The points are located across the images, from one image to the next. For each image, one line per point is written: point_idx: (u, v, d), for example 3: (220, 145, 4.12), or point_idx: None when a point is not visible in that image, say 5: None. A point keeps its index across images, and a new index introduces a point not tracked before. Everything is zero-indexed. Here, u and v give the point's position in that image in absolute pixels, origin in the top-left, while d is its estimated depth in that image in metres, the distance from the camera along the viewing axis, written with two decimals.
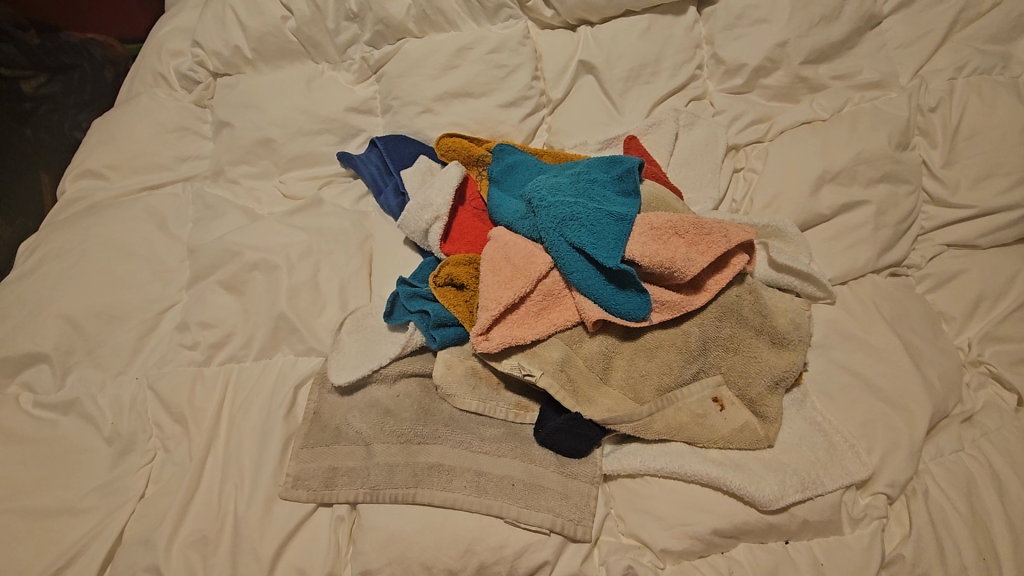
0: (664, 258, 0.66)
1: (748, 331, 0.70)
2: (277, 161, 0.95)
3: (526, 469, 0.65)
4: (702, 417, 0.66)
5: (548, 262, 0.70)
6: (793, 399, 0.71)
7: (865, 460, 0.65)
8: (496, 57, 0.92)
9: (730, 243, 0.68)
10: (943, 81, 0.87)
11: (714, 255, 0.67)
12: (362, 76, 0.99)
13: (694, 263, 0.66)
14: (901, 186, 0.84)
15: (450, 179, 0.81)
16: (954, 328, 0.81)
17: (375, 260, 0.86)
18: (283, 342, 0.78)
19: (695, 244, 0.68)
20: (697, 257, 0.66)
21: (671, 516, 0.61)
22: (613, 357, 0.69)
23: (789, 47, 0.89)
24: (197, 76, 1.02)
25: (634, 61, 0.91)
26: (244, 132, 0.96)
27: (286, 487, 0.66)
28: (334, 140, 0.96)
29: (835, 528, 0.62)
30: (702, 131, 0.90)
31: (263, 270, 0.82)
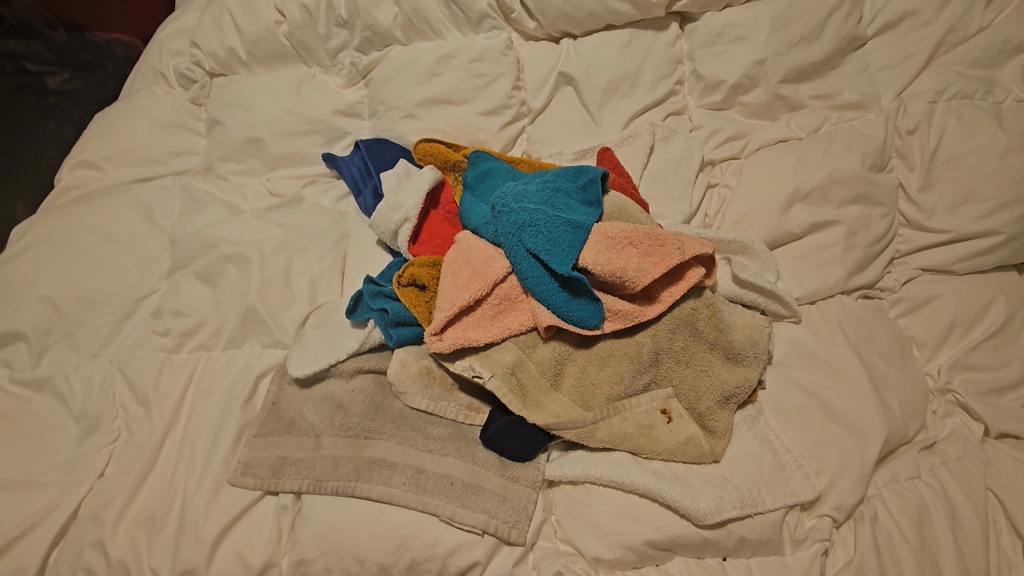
0: (615, 268, 0.66)
1: (702, 345, 0.70)
2: (264, 159, 0.99)
3: (468, 469, 0.66)
4: (647, 428, 0.66)
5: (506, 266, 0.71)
6: (747, 416, 0.71)
7: (813, 482, 0.64)
8: (478, 66, 0.94)
9: (685, 256, 0.68)
10: (923, 105, 0.86)
11: (667, 266, 0.67)
12: (351, 80, 1.02)
13: (645, 274, 0.66)
14: (874, 208, 0.83)
15: (422, 182, 0.83)
16: (925, 354, 0.79)
17: (348, 258, 0.88)
18: (251, 333, 0.80)
19: (649, 256, 0.68)
20: (650, 268, 0.67)
21: (606, 525, 0.61)
22: (565, 364, 0.69)
23: (767, 65, 0.89)
24: (194, 75, 1.06)
25: (613, 74, 0.92)
26: (234, 130, 0.99)
27: (234, 473, 0.68)
28: (320, 141, 0.99)
29: (775, 547, 0.62)
30: (678, 145, 0.90)
31: (237, 263, 0.84)
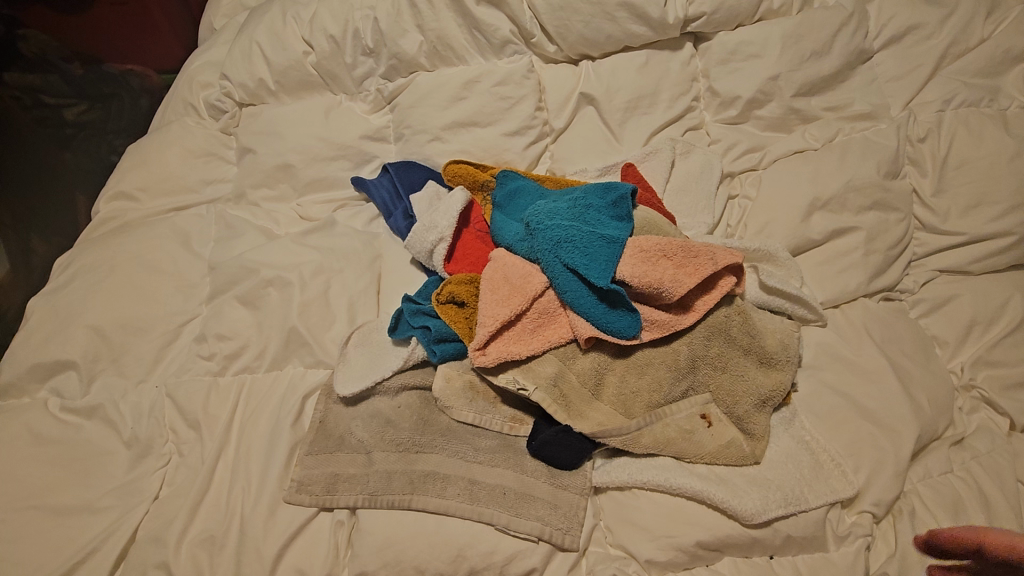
0: (652, 280, 0.69)
1: (737, 351, 0.72)
2: (295, 184, 1.02)
3: (518, 479, 0.68)
4: (689, 433, 0.68)
5: (544, 281, 0.73)
6: (782, 418, 0.73)
7: (851, 479, 0.67)
8: (502, 90, 0.98)
9: (717, 266, 0.71)
10: (932, 113, 0.90)
11: (701, 276, 0.70)
12: (377, 106, 1.05)
13: (681, 284, 0.69)
14: (890, 213, 0.86)
15: (455, 203, 0.85)
16: (947, 352, 0.82)
17: (383, 278, 0.90)
18: (294, 354, 0.83)
19: (683, 267, 0.71)
20: (684, 278, 0.70)
21: (657, 528, 0.63)
22: (605, 374, 0.72)
23: (780, 81, 0.94)
24: (224, 106, 1.09)
25: (633, 93, 0.96)
26: (265, 158, 1.02)
27: (290, 491, 0.70)
28: (349, 165, 1.03)
29: (820, 544, 0.64)
30: (698, 159, 0.94)
31: (278, 286, 0.87)
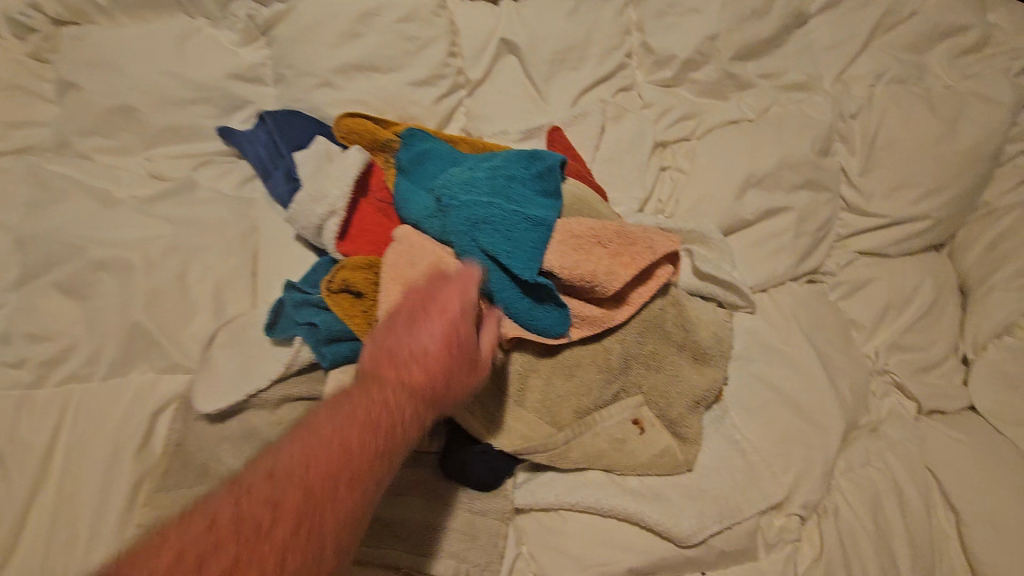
0: (583, 273, 0.60)
1: (671, 347, 0.66)
2: (141, 133, 0.80)
3: (426, 510, 0.57)
4: (621, 443, 0.62)
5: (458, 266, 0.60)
6: (713, 416, 0.68)
7: (780, 481, 0.64)
8: (407, 27, 0.82)
9: (655, 255, 0.63)
10: (864, 89, 0.87)
11: (638, 268, 0.62)
12: (250, 37, 0.85)
13: (617, 278, 0.60)
14: (821, 192, 0.83)
15: (350, 168, 0.70)
16: (863, 335, 0.81)
17: (260, 257, 0.74)
18: (141, 358, 0.65)
19: (618, 256, 0.62)
20: (620, 270, 0.61)
21: (585, 555, 0.56)
22: (529, 377, 0.62)
23: (718, 41, 0.86)
24: (32, 22, 0.82)
25: (560, 44, 0.85)
26: (97, 96, 0.79)
27: (133, 542, 0.55)
28: (213, 112, 0.82)
29: (750, 554, 0.60)
30: (630, 124, 0.84)
31: (115, 270, 0.68)
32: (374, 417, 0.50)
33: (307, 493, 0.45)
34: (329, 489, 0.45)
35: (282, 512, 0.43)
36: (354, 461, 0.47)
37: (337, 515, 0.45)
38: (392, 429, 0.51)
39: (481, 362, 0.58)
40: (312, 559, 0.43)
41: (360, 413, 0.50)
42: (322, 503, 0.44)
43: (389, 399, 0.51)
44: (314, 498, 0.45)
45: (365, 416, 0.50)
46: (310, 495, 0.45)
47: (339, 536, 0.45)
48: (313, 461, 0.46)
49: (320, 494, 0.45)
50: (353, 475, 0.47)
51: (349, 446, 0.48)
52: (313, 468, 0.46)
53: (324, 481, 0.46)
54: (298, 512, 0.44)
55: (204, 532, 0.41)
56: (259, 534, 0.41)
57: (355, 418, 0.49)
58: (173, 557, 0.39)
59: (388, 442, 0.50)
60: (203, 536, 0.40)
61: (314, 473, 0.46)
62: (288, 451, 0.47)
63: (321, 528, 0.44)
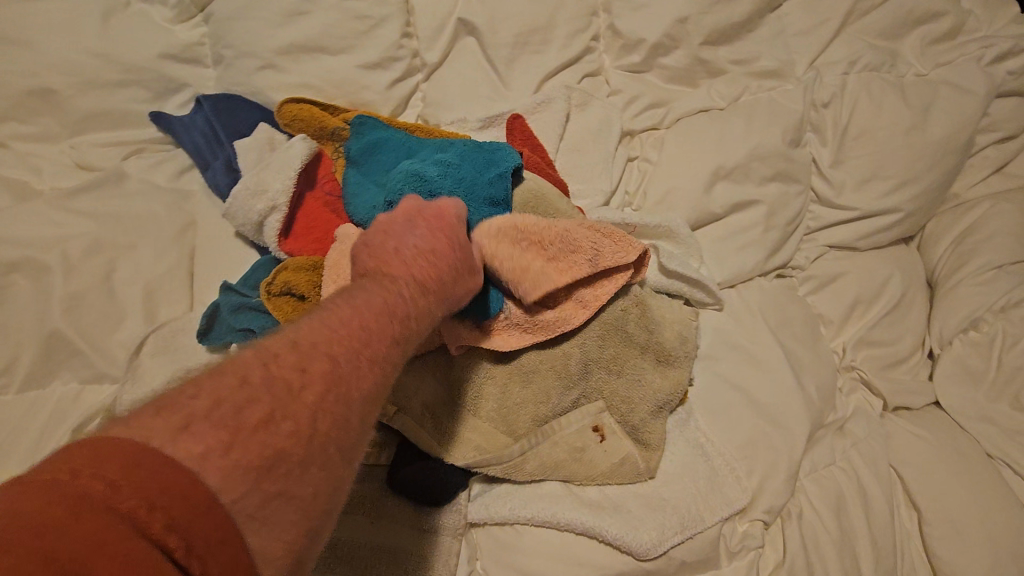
0: (512, 268, 0.54)
1: (633, 350, 0.63)
2: (63, 119, 0.73)
3: (375, 528, 0.56)
4: (579, 452, 0.59)
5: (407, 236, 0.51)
6: (677, 420, 0.65)
7: (744, 485, 0.62)
8: (356, 5, 0.77)
9: (596, 267, 0.58)
10: (837, 76, 0.84)
11: (572, 278, 0.57)
12: (185, 12, 0.78)
13: (544, 285, 0.55)
14: (791, 185, 0.80)
15: (293, 158, 0.65)
16: (830, 331, 0.80)
17: (197, 256, 0.68)
18: (64, 368, 0.60)
19: (555, 261, 0.57)
20: (552, 277, 0.56)
21: (540, 572, 0.54)
22: (482, 385, 0.58)
23: (689, 24, 0.82)
24: None
25: (522, 25, 0.80)
26: (9, 78, 0.72)
27: None
28: (146, 95, 0.76)
29: (711, 563, 0.58)
30: (595, 112, 0.80)
31: (31, 272, 0.62)
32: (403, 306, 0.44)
33: (339, 364, 0.38)
34: (355, 361, 0.39)
35: (311, 386, 0.36)
36: (381, 336, 0.42)
37: (366, 394, 0.39)
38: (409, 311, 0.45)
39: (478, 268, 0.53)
40: (341, 425, 0.37)
41: (382, 293, 0.44)
42: (351, 382, 0.38)
43: (397, 285, 0.45)
44: (344, 368, 0.38)
45: (393, 301, 0.44)
46: (341, 370, 0.38)
47: (357, 420, 0.38)
48: (342, 344, 0.39)
49: (349, 368, 0.38)
50: (380, 351, 0.41)
51: (378, 321, 0.42)
52: (350, 343, 0.39)
53: (354, 355, 0.39)
54: (331, 383, 0.37)
55: (230, 393, 0.33)
56: (288, 395, 0.34)
57: (382, 307, 0.43)
58: (182, 422, 0.31)
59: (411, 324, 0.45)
60: (229, 385, 0.33)
61: (345, 337, 0.39)
62: (320, 318, 0.39)
63: (349, 403, 0.38)
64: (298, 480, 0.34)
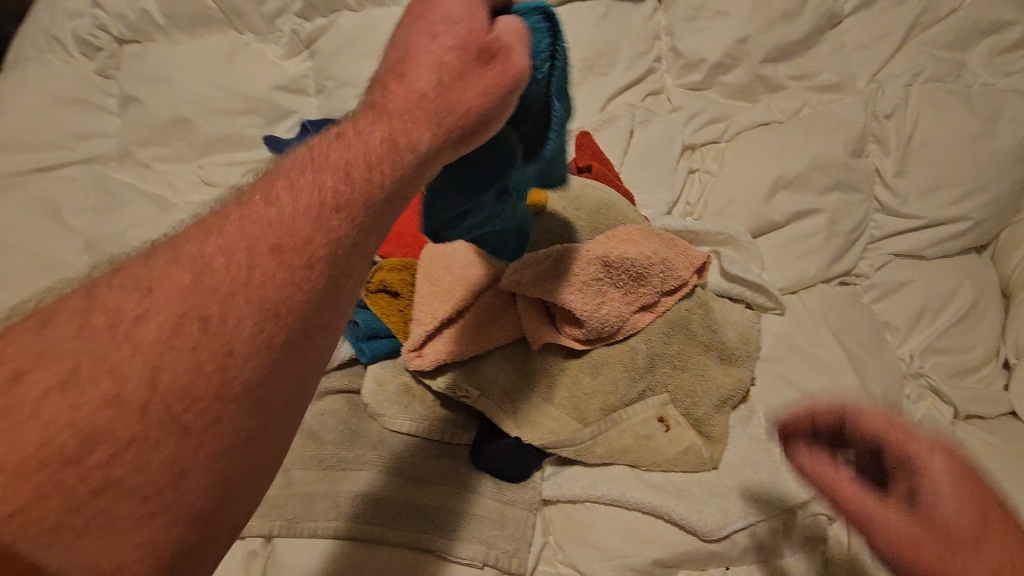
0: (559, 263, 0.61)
1: (697, 348, 0.67)
2: (194, 142, 0.85)
3: (462, 497, 0.60)
4: (646, 439, 0.63)
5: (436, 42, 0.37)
6: (739, 416, 0.68)
7: (808, 480, 0.64)
8: None
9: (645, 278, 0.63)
10: (899, 87, 0.86)
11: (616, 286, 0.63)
12: (294, 50, 0.90)
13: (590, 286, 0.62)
14: (854, 194, 0.82)
15: None
16: (898, 337, 0.80)
17: None
18: None
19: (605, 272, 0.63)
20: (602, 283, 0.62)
21: (610, 546, 0.58)
22: (556, 376, 0.64)
23: (748, 44, 0.87)
24: (98, 41, 0.90)
25: (589, 51, 0.88)
26: (156, 109, 0.85)
27: None
28: (261, 121, 0.87)
29: (775, 551, 0.61)
30: (657, 128, 0.86)
31: None
32: (330, 195, 0.35)
33: (203, 291, 0.32)
34: (237, 279, 0.32)
35: (165, 321, 0.31)
36: (289, 240, 0.33)
37: (261, 321, 0.32)
38: (339, 198, 0.35)
39: (503, 60, 0.36)
40: (221, 355, 0.31)
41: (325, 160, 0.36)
42: (222, 313, 0.32)
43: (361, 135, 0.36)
44: (216, 293, 0.32)
45: (313, 191, 0.35)
46: (215, 294, 0.32)
47: (252, 347, 0.32)
48: (220, 262, 0.33)
49: (232, 291, 0.32)
50: (285, 261, 0.33)
51: (281, 228, 0.34)
52: (230, 259, 0.33)
53: (235, 277, 0.32)
54: (198, 315, 0.31)
55: (61, 356, 0.29)
56: (119, 347, 0.30)
57: (301, 202, 0.34)
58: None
59: (349, 209, 0.35)
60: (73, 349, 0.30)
61: (231, 253, 0.33)
62: (214, 234, 0.34)
63: (231, 334, 0.31)
64: (152, 434, 0.29)
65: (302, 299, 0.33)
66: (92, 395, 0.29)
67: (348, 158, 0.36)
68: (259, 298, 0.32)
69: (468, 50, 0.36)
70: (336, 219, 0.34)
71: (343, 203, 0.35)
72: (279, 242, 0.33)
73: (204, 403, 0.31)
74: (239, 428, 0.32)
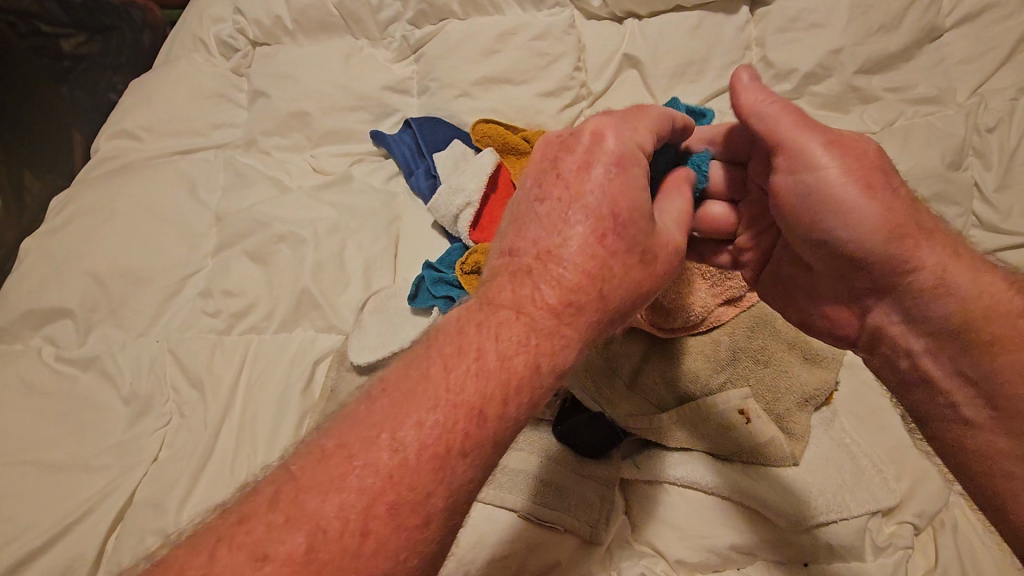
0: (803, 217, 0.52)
1: (782, 344, 0.65)
2: (310, 134, 0.94)
3: (544, 467, 0.65)
4: (725, 428, 0.62)
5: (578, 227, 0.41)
6: (822, 418, 0.66)
7: (893, 487, 0.62)
8: (539, 44, 0.91)
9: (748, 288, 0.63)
10: (1004, 102, 0.84)
11: (726, 297, 0.62)
12: (402, 54, 0.99)
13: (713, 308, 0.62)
14: (950, 208, 0.80)
15: (484, 165, 0.75)
16: None
17: (401, 242, 0.84)
18: (305, 317, 0.77)
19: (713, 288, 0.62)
20: (709, 299, 0.62)
21: (688, 526, 0.62)
22: (640, 362, 0.65)
23: (843, 55, 0.88)
24: (237, 43, 1.03)
25: (680, 58, 0.91)
26: (280, 103, 0.94)
27: None
28: (368, 117, 0.94)
29: (856, 553, 0.60)
30: None
31: (290, 243, 0.81)
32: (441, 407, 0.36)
33: (339, 448, 0.35)
34: (366, 409, 0.36)
35: (398, 508, 0.33)
36: (431, 366, 0.38)
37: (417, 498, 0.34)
38: (555, 312, 0.40)
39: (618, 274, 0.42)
40: (420, 495, 0.34)
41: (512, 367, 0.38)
42: (365, 450, 0.34)
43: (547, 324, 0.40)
44: (367, 430, 0.35)
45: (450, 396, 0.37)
46: (357, 439, 0.35)
47: (390, 459, 0.34)
48: (343, 422, 0.36)
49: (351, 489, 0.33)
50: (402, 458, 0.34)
51: (477, 353, 0.38)
52: (375, 460, 0.34)
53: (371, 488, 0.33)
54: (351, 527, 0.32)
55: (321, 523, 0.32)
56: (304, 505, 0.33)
57: (420, 358, 0.39)
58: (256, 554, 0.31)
59: (572, 325, 0.40)
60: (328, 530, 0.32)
61: (352, 468, 0.34)
62: (324, 475, 0.34)
63: (371, 477, 0.34)
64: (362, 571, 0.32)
65: (468, 403, 0.37)
66: (241, 543, 0.31)
67: (522, 333, 0.39)
68: (402, 425, 0.35)
69: (561, 273, 0.41)
70: (519, 376, 0.38)
71: (540, 304, 0.40)
72: (441, 449, 0.35)
73: (402, 517, 0.33)
74: (438, 534, 0.34)
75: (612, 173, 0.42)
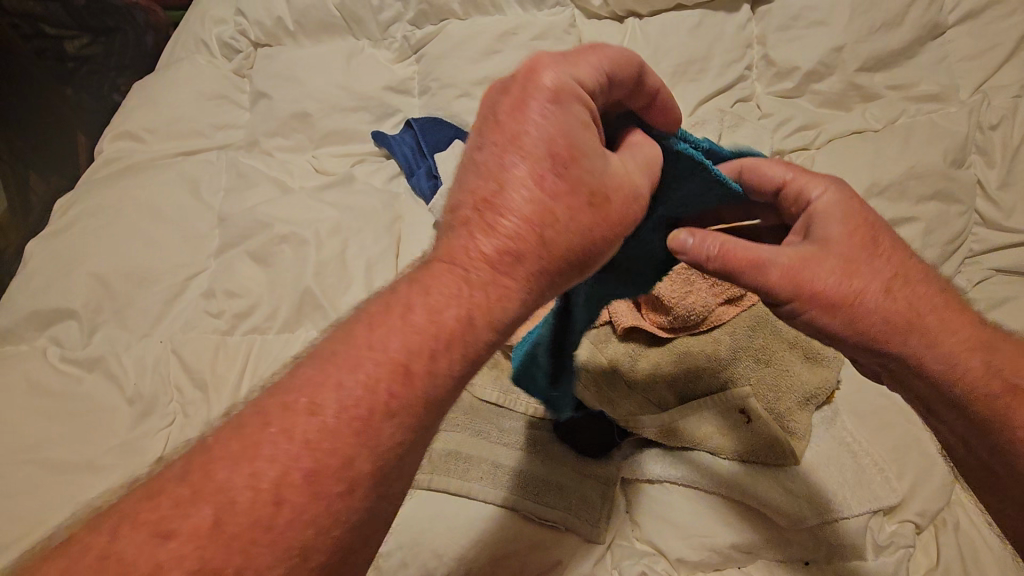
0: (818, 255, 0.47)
1: (782, 344, 0.64)
2: (311, 135, 0.94)
3: (544, 466, 0.65)
4: (726, 428, 0.63)
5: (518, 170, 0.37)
6: (823, 416, 0.66)
7: (895, 486, 0.62)
8: (540, 45, 0.92)
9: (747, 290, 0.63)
10: (1007, 99, 0.84)
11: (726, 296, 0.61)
12: (402, 55, 0.99)
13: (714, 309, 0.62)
14: (953, 205, 0.79)
15: None
16: None
17: (402, 241, 0.84)
18: (308, 317, 0.78)
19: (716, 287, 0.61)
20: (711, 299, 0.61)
21: (689, 526, 0.62)
22: (638, 360, 0.64)
23: (844, 53, 0.87)
24: (239, 45, 1.03)
25: (681, 58, 0.91)
26: (282, 104, 0.95)
27: None
28: (369, 118, 0.95)
29: (856, 552, 0.59)
30: (746, 132, 0.87)
31: (292, 243, 0.82)
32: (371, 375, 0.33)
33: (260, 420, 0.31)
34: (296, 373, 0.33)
35: (319, 474, 0.30)
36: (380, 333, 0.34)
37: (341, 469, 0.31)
38: (494, 263, 0.37)
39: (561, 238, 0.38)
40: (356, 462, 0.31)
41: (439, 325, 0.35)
42: (282, 418, 0.31)
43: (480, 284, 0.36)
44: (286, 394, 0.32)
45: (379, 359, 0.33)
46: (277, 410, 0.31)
47: (318, 428, 0.31)
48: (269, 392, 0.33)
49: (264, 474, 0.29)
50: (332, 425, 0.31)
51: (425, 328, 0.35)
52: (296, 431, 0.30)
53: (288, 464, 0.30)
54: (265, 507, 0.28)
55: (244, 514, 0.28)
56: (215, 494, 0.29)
57: (354, 321, 0.36)
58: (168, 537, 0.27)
59: (513, 276, 0.37)
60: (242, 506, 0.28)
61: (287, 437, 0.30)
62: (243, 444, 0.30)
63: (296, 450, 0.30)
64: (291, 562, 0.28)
65: (393, 360, 0.33)
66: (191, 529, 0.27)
67: (464, 287, 0.36)
68: (323, 389, 0.32)
69: (503, 229, 0.37)
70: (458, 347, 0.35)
71: (475, 257, 0.37)
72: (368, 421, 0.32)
73: (323, 485, 0.30)
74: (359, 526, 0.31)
75: (555, 128, 0.37)
